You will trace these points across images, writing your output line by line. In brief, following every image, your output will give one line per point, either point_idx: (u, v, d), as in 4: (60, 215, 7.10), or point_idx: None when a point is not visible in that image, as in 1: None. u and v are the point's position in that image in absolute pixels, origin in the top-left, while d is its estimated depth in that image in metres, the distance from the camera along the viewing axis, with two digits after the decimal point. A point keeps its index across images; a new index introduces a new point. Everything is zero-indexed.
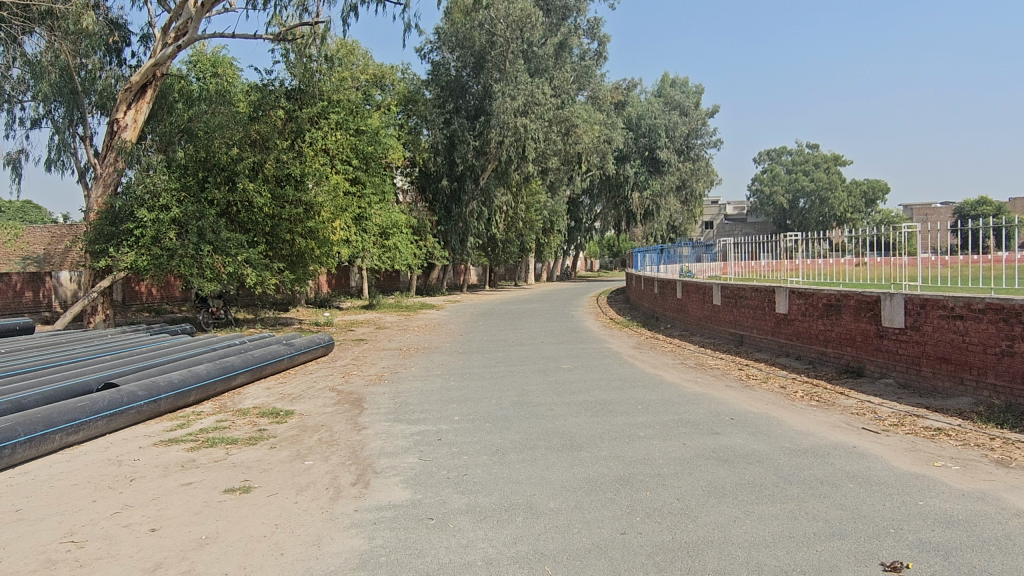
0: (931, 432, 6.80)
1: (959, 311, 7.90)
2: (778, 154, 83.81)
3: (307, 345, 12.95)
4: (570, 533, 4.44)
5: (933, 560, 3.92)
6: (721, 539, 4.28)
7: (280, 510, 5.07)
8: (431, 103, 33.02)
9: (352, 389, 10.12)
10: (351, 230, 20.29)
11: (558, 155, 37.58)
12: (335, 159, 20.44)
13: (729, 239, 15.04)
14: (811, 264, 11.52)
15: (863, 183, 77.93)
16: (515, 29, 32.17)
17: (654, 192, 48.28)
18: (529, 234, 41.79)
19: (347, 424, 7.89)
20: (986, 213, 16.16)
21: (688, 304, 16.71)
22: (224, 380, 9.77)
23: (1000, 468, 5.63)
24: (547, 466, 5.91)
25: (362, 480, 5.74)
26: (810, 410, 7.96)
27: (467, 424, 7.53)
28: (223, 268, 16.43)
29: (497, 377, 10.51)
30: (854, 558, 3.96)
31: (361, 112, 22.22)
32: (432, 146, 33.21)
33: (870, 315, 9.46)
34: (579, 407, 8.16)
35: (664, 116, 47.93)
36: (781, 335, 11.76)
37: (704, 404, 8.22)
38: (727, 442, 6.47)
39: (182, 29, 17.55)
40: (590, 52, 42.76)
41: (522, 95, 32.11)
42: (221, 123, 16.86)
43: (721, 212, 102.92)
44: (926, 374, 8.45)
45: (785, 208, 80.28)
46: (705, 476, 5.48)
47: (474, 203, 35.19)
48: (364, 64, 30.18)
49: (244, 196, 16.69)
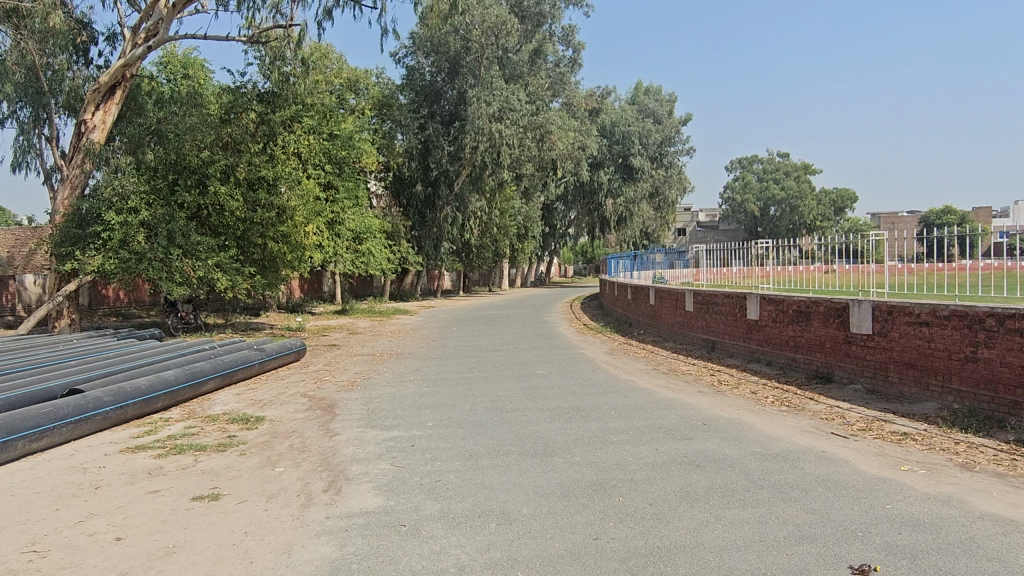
0: (898, 437, 6.93)
1: (924, 318, 8.06)
2: (750, 162, 84.16)
3: (279, 350, 12.88)
4: (543, 540, 4.44)
5: (900, 563, 3.97)
6: (693, 543, 4.31)
7: (250, 517, 5.00)
8: (406, 108, 33.24)
9: (324, 395, 10.02)
10: (324, 236, 20.19)
11: (533, 161, 37.50)
12: (308, 164, 20.55)
13: (701, 245, 15.07)
14: (781, 271, 11.54)
15: (832, 193, 79.39)
16: (490, 35, 32.12)
17: (628, 200, 48.55)
18: (504, 240, 40.69)
19: (319, 430, 7.81)
20: (943, 221, 17.51)
21: (660, 310, 16.83)
22: (195, 386, 9.66)
23: (965, 472, 5.75)
24: (521, 472, 5.91)
25: (334, 486, 5.69)
26: (780, 416, 8.03)
27: (440, 430, 7.51)
28: (193, 272, 16.23)
29: (471, 383, 10.50)
30: (823, 562, 4.01)
31: (335, 116, 22.20)
32: (407, 151, 33.53)
33: (839, 322, 9.62)
34: (552, 413, 8.18)
35: (638, 123, 48.25)
36: (752, 341, 11.90)
37: (676, 410, 8.29)
38: (699, 447, 6.53)
39: (153, 30, 17.35)
40: (565, 59, 42.94)
41: (497, 101, 32.19)
42: (192, 125, 16.62)
43: (693, 219, 104.00)
44: (892, 380, 8.61)
45: (757, 216, 81.19)
46: (678, 482, 5.52)
47: (448, 208, 34.95)
48: (338, 68, 30.02)
49: (215, 199, 16.48)
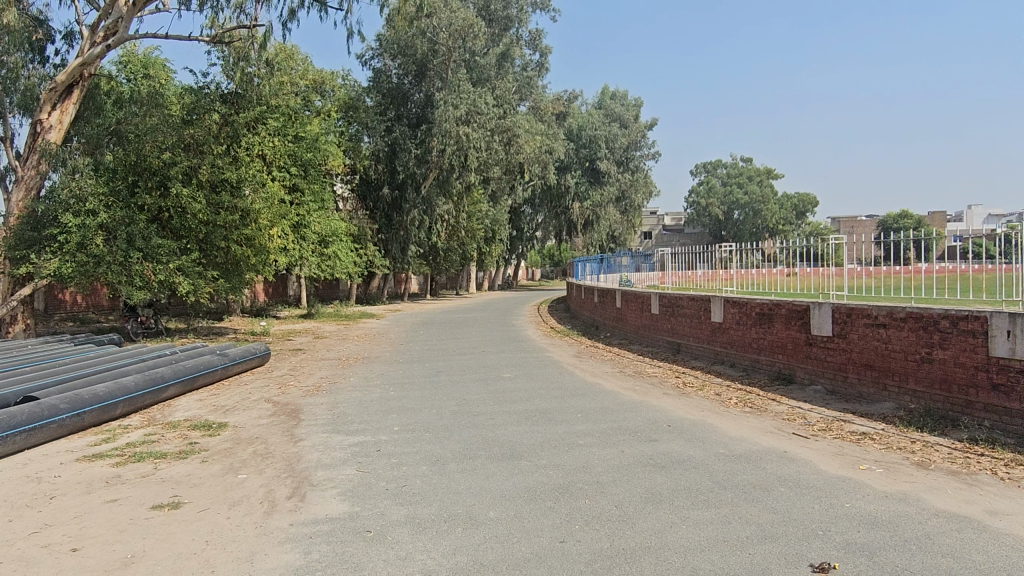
0: (857, 436, 7.07)
1: (882, 320, 8.25)
2: (714, 166, 84.80)
3: (243, 355, 12.70)
4: (509, 543, 4.43)
5: (859, 560, 4.06)
6: (658, 545, 4.35)
7: (212, 526, 4.92)
8: (372, 111, 33.20)
9: (289, 400, 9.88)
10: (289, 239, 20.00)
11: (500, 164, 37.51)
12: (271, 167, 20.34)
13: (666, 249, 15.18)
14: (744, 274, 11.67)
15: (794, 198, 80.92)
16: (457, 39, 32.13)
17: (594, 203, 48.88)
18: (471, 243, 40.50)
19: (283, 436, 7.70)
20: (900, 225, 18.00)
21: (626, 313, 16.95)
22: (155, 392, 9.47)
23: (920, 470, 5.89)
24: (487, 475, 5.89)
25: (298, 493, 5.61)
26: (743, 417, 8.14)
27: (406, 435, 7.46)
28: (153, 276, 15.90)
29: (437, 387, 10.45)
30: (784, 561, 4.07)
31: (300, 118, 21.89)
32: (373, 154, 33.60)
33: (800, 324, 9.80)
34: (519, 416, 8.18)
35: (605, 128, 48.59)
36: (717, 344, 12.05)
37: (641, 412, 8.35)
38: (665, 449, 6.59)
39: (112, 28, 16.98)
40: (532, 63, 43.06)
41: (465, 104, 32.13)
42: (153, 125, 16.28)
43: (659, 223, 105.12)
44: (852, 381, 8.79)
45: (721, 220, 82.27)
46: (643, 483, 5.56)
47: (415, 212, 34.47)
48: (304, 70, 29.69)
49: (177, 202, 16.14)
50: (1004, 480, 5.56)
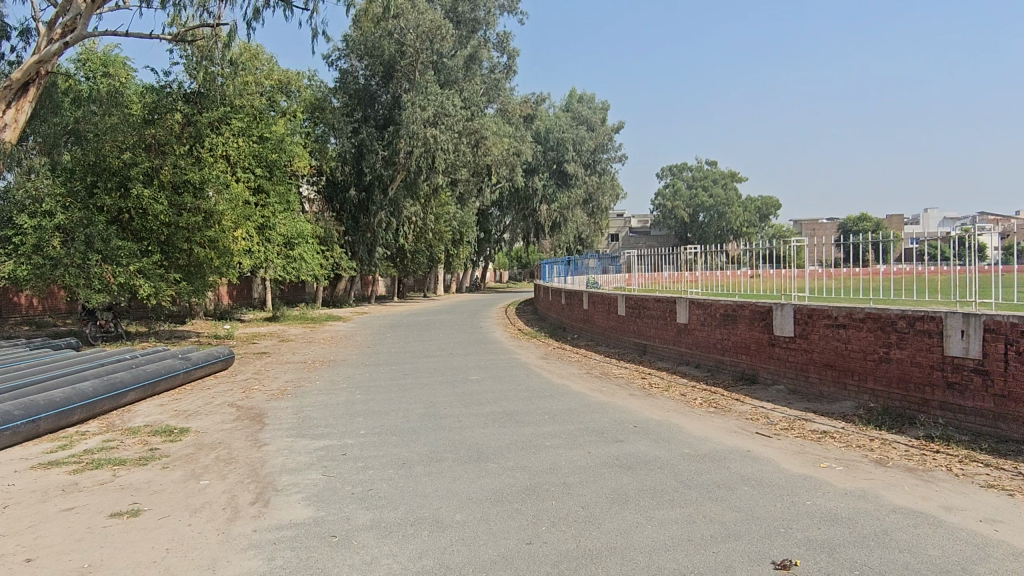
0: (818, 434, 7.20)
1: (842, 320, 8.42)
2: (680, 169, 84.72)
3: (206, 359, 12.49)
4: (476, 546, 4.42)
5: (819, 557, 4.13)
6: (624, 545, 4.37)
7: (173, 533, 4.82)
8: (338, 112, 32.71)
9: (252, 404, 9.74)
10: (253, 240, 19.70)
11: (468, 166, 37.45)
12: (235, 167, 19.94)
13: (633, 251, 15.27)
14: (709, 276, 11.82)
15: (757, 201, 82.28)
16: (425, 40, 31.88)
17: (562, 206, 49.08)
18: (439, 245, 40.30)
19: (247, 440, 7.59)
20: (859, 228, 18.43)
21: (593, 315, 17.04)
22: (114, 397, 9.27)
23: (878, 468, 6.02)
24: (454, 478, 5.88)
25: (261, 499, 5.53)
26: (707, 417, 8.24)
27: (373, 438, 7.40)
28: (112, 278, 15.53)
29: (404, 390, 10.38)
30: (747, 559, 4.12)
31: (265, 118, 21.48)
32: (340, 155, 32.98)
33: (763, 325, 9.95)
34: (486, 419, 8.17)
35: (572, 130, 48.83)
36: (682, 345, 12.18)
37: (607, 413, 8.40)
38: (630, 450, 6.64)
39: (70, 25, 16.55)
40: (500, 65, 43.07)
41: (432, 106, 31.97)
42: (113, 124, 16.29)
43: (626, 225, 105.98)
44: (813, 380, 8.95)
45: (686, 222, 83.23)
46: (609, 484, 5.59)
47: (382, 214, 34.58)
48: (269, 70, 29.27)
49: (138, 202, 15.83)
50: (958, 476, 5.72)
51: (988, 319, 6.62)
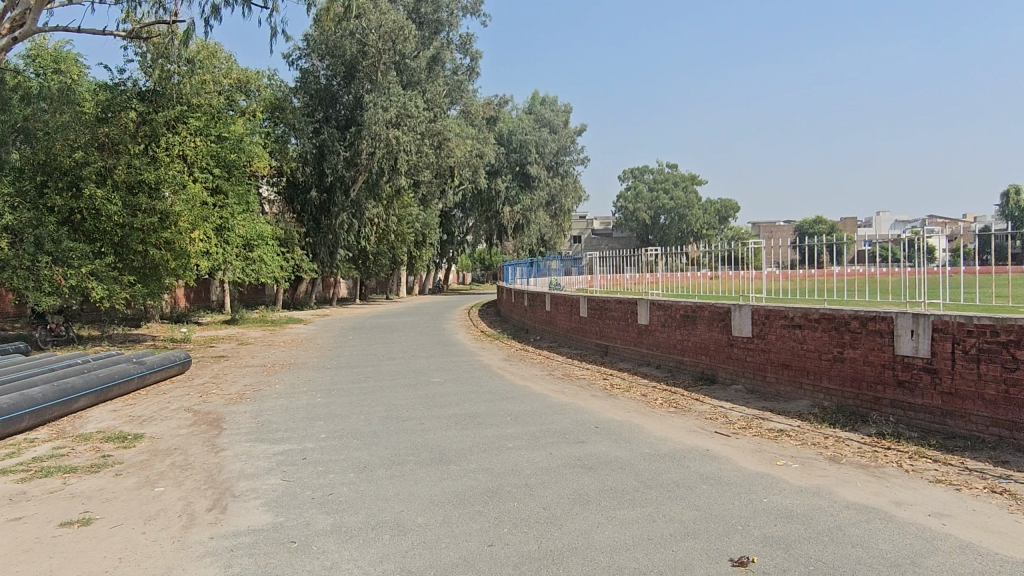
0: (774, 433, 7.33)
1: (798, 321, 8.58)
2: (641, 172, 84.97)
3: (161, 363, 12.22)
4: (437, 549, 4.41)
5: (776, 553, 4.20)
6: (585, 545, 4.40)
7: (126, 542, 4.70)
8: (299, 112, 32.23)
9: (210, 409, 9.56)
10: (212, 241, 19.30)
11: (430, 167, 37.33)
12: (193, 167, 19.49)
13: (594, 252, 15.38)
14: (670, 277, 11.96)
15: (717, 203, 83.64)
16: (387, 40, 31.88)
17: (525, 207, 49.23)
18: (401, 247, 40.02)
19: (203, 446, 7.44)
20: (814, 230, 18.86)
21: (556, 316, 17.12)
22: (65, 403, 9.00)
23: (832, 464, 6.16)
24: (416, 481, 5.84)
25: (219, 505, 5.43)
26: (667, 417, 8.34)
27: (333, 442, 7.33)
28: (63, 280, 15.08)
29: (366, 392, 10.29)
30: (706, 556, 4.17)
31: (224, 117, 21.04)
32: (300, 155, 32.65)
33: (722, 326, 10.10)
34: (448, 421, 8.15)
35: (535, 133, 49.01)
36: (643, 345, 12.30)
37: (569, 413, 8.45)
38: (591, 450, 6.69)
39: (18, 19, 16.01)
40: (463, 67, 43.00)
41: (394, 107, 31.81)
42: (64, 122, 15.98)
43: (588, 227, 106.70)
44: (770, 380, 9.11)
45: (648, 224, 84.16)
46: (571, 485, 5.62)
47: (343, 215, 34.03)
48: (227, 68, 28.72)
49: (91, 203, 15.42)
50: (907, 472, 5.89)
51: (935, 319, 6.84)
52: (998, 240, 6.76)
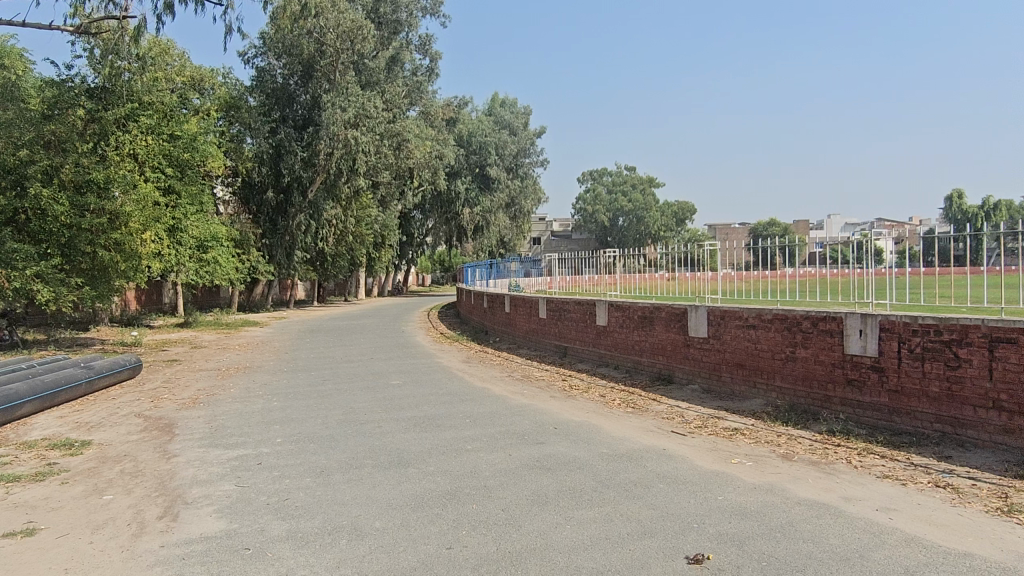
0: (729, 432, 7.45)
1: (752, 321, 8.75)
2: (600, 173, 86.72)
3: (110, 367, 11.89)
4: (395, 552, 4.37)
5: (730, 550, 4.28)
6: (544, 546, 4.41)
7: (72, 552, 4.56)
8: (255, 111, 31.70)
9: (162, 414, 9.33)
10: (163, 243, 18.77)
11: (389, 168, 37.06)
12: (143, 167, 19.04)
13: (553, 254, 15.46)
14: (628, 278, 12.08)
15: (674, 206, 84.78)
16: (345, 40, 31.62)
17: (484, 209, 49.16)
18: (360, 248, 39.59)
19: (154, 452, 7.25)
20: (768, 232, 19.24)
21: (515, 318, 17.14)
22: (8, 410, 8.69)
23: (785, 462, 6.29)
24: (374, 484, 5.79)
25: (170, 512, 5.30)
26: (625, 417, 8.42)
27: (290, 446, 7.21)
28: (6, 282, 14.57)
29: (323, 396, 10.16)
30: (662, 555, 4.22)
31: (176, 116, 20.58)
32: (256, 155, 32.00)
33: (678, 326, 10.24)
34: (406, 423, 8.09)
35: (494, 134, 49.01)
36: (601, 346, 12.40)
37: (528, 415, 8.47)
38: (550, 451, 6.71)
39: None
40: (421, 68, 42.81)
41: (353, 107, 31.50)
42: (7, 120, 15.16)
43: (547, 229, 107.12)
44: (725, 379, 9.27)
45: (606, 226, 84.79)
46: (529, 486, 5.63)
47: (301, 216, 33.53)
48: (180, 65, 28.05)
49: (36, 203, 14.99)
50: (856, 468, 6.04)
51: (883, 319, 7.04)
52: (941, 242, 6.90)
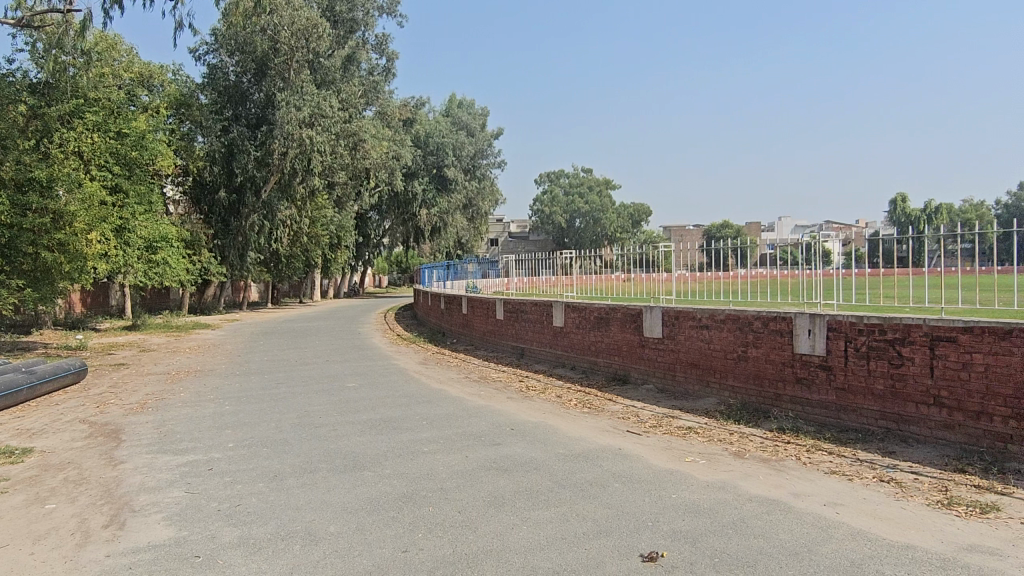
0: (683, 431, 7.56)
1: (705, 321, 8.89)
2: (557, 176, 86.72)
3: (54, 372, 11.50)
4: (350, 557, 4.32)
5: (683, 547, 4.34)
6: (500, 547, 4.41)
7: (12, 564, 4.39)
8: (206, 108, 31.18)
9: (108, 420, 9.06)
10: (110, 243, 18.27)
11: (345, 169, 36.71)
12: (88, 165, 18.63)
13: (511, 255, 15.50)
14: (584, 279, 12.17)
15: (629, 208, 85.73)
16: (300, 38, 30.99)
17: (442, 210, 48.97)
18: (315, 250, 39.05)
19: (100, 459, 7.04)
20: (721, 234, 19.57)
21: (472, 319, 17.13)
22: None
23: (737, 459, 6.40)
24: (328, 488, 5.72)
25: (116, 521, 5.15)
26: (581, 417, 8.48)
27: (242, 451, 7.08)
28: None
29: (277, 399, 10.00)
30: (617, 554, 4.26)
31: (123, 113, 20.12)
32: (208, 154, 31.50)
33: (633, 327, 10.36)
34: (362, 426, 8.01)
35: (452, 135, 48.87)
36: (558, 347, 12.46)
37: (485, 416, 8.47)
38: (506, 452, 6.72)
39: None
40: (378, 68, 42.51)
41: (308, 106, 31.14)
42: None
43: (504, 230, 107.22)
44: (679, 379, 9.39)
45: (563, 228, 85.19)
46: (485, 487, 5.62)
47: (254, 216, 33.02)
48: (128, 61, 27.44)
49: None
50: (805, 464, 6.19)
51: (831, 319, 7.22)
52: (885, 244, 7.15)
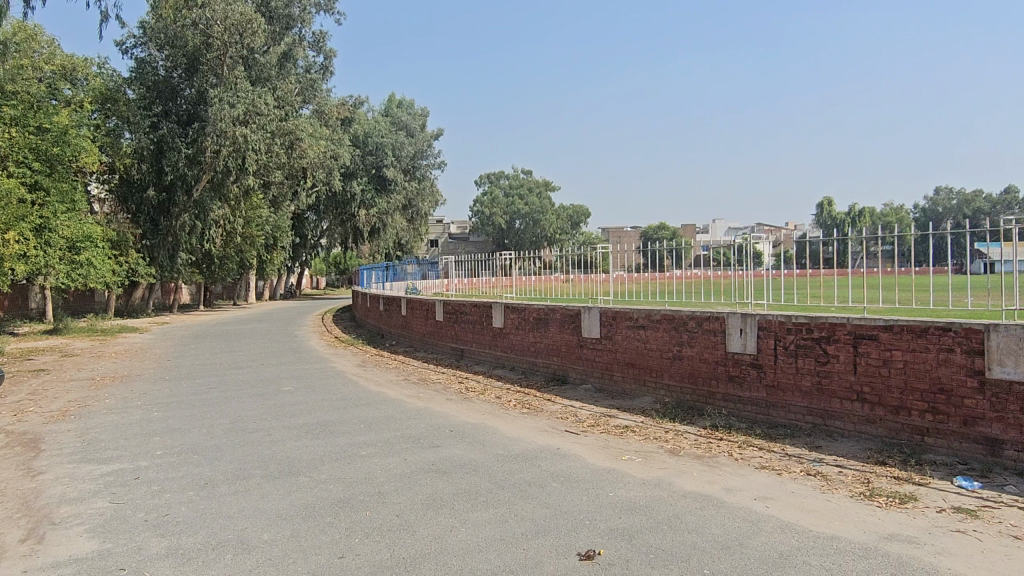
0: (619, 429, 7.67)
1: (641, 321, 9.04)
2: (496, 176, 87.46)
3: None
4: (283, 565, 4.22)
5: (620, 544, 4.39)
6: (438, 550, 4.38)
7: None
8: (134, 104, 30.01)
9: (25, 429, 8.62)
10: (29, 243, 17.51)
11: (281, 168, 35.82)
12: (6, 160, 17.76)
13: (451, 256, 15.44)
14: (523, 280, 12.22)
15: (569, 210, 86.47)
16: (233, 33, 29.79)
17: (381, 211, 48.32)
18: (250, 250, 38.07)
19: (16, 470, 6.69)
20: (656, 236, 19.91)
21: (411, 320, 16.99)
22: None
23: (672, 457, 6.53)
24: (261, 495, 5.58)
25: (34, 535, 4.91)
26: (520, 417, 8.51)
27: (171, 459, 6.84)
28: None
29: (209, 404, 9.71)
30: (555, 553, 4.28)
31: (44, 107, 19.24)
32: (135, 151, 30.24)
33: (572, 327, 10.46)
34: (298, 431, 7.84)
35: (391, 136, 48.32)
36: (498, 348, 12.47)
37: (424, 418, 8.40)
38: (445, 454, 6.68)
39: None
40: (315, 66, 41.71)
41: (243, 104, 30.16)
42: None
43: (444, 231, 106.65)
44: (616, 378, 9.53)
45: (503, 229, 85.20)
46: (424, 490, 5.58)
47: (185, 216, 32.03)
48: (49, 53, 26.25)
49: None
50: (737, 460, 6.37)
51: (761, 319, 7.44)
52: (812, 245, 7.40)
